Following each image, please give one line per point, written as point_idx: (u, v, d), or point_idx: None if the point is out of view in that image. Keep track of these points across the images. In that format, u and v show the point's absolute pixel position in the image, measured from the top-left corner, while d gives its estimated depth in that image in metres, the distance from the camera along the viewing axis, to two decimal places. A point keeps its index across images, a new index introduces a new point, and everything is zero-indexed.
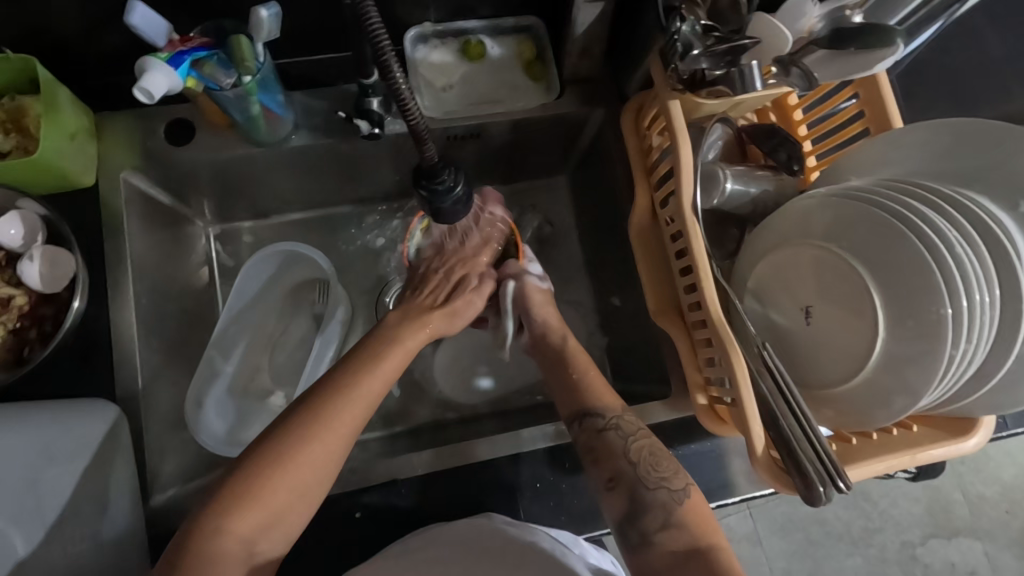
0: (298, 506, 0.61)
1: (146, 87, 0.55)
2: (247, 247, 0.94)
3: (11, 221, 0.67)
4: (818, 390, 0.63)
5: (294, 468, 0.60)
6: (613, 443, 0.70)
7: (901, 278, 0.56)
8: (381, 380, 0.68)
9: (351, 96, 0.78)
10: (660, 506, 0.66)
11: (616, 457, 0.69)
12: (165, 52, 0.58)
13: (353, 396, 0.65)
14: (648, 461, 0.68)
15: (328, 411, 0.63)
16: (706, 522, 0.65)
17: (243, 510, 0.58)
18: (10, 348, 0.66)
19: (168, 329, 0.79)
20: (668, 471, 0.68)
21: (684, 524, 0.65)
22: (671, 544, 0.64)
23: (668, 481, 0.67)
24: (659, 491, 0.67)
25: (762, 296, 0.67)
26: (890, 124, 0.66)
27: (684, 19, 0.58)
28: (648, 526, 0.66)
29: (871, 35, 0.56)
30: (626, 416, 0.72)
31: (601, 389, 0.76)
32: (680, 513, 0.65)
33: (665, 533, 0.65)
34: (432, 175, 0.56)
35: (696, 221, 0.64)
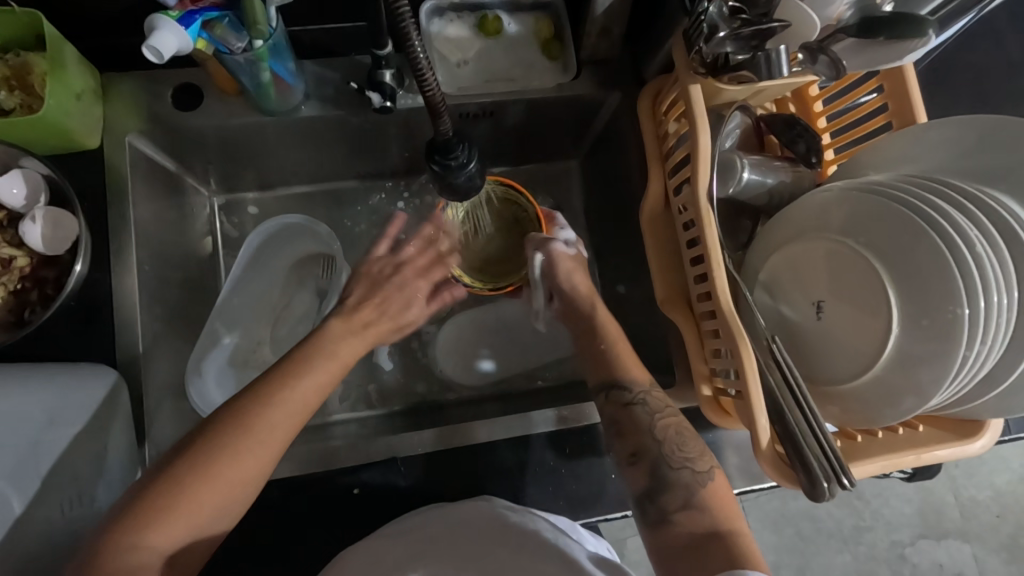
0: (220, 515, 0.57)
1: (156, 47, 0.53)
2: (252, 219, 0.93)
3: (13, 179, 0.66)
4: (825, 387, 0.62)
5: (217, 483, 0.56)
6: (637, 416, 0.70)
7: (917, 276, 0.55)
8: (315, 389, 0.64)
9: (364, 67, 0.77)
10: (681, 487, 0.65)
11: (641, 433, 0.69)
12: (175, 11, 0.55)
13: (284, 405, 0.61)
14: (674, 439, 0.68)
15: (261, 417, 0.59)
16: (730, 509, 0.64)
17: (162, 522, 0.54)
18: (11, 309, 0.65)
19: (170, 298, 0.78)
20: (693, 452, 0.67)
21: (704, 507, 0.63)
22: (690, 524, 0.63)
23: (692, 462, 0.67)
24: (682, 471, 0.66)
25: (774, 290, 0.66)
26: (914, 119, 0.65)
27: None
28: (666, 504, 0.65)
29: (904, 23, 0.55)
30: (653, 392, 0.72)
31: (630, 361, 0.75)
32: (701, 495, 0.64)
33: (684, 513, 0.64)
34: (446, 149, 0.54)
35: (710, 210, 0.63)
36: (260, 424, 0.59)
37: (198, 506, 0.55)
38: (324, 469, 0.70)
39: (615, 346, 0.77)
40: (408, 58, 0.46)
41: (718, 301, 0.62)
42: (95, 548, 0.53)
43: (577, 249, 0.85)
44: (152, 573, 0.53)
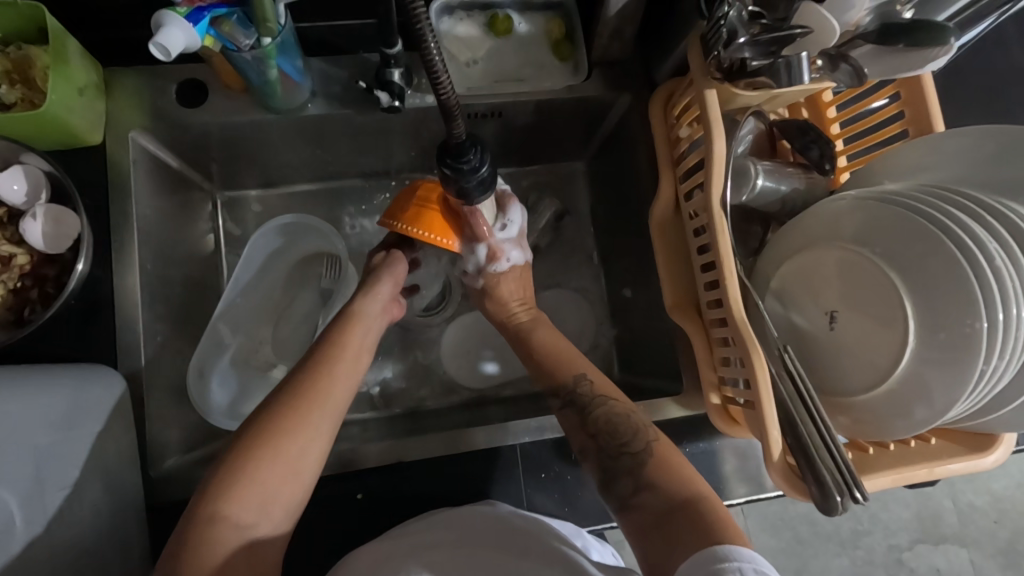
0: (293, 487, 0.57)
1: (162, 44, 0.52)
2: (255, 217, 0.92)
3: (14, 176, 0.64)
4: (836, 398, 0.61)
5: (286, 446, 0.57)
6: (568, 419, 0.69)
7: (933, 288, 0.54)
8: (354, 359, 0.67)
9: (372, 66, 0.75)
10: (627, 471, 0.63)
11: (578, 431, 0.69)
12: (183, 8, 0.54)
13: (337, 372, 0.64)
14: (606, 430, 0.67)
15: (319, 386, 0.62)
16: (685, 476, 0.61)
17: (238, 491, 0.54)
18: (11, 307, 0.64)
19: (172, 296, 0.77)
20: (627, 436, 0.66)
21: (655, 484, 0.61)
22: (648, 505, 0.60)
23: (628, 446, 0.65)
24: (621, 459, 0.64)
25: (785, 298, 0.65)
26: (931, 128, 0.64)
27: (733, 3, 0.55)
28: (622, 490, 0.63)
29: (923, 31, 0.54)
30: (580, 386, 0.71)
31: (563, 359, 0.75)
32: (649, 473, 0.62)
33: (642, 493, 0.61)
34: (459, 153, 0.52)
35: (723, 216, 0.62)
36: (316, 392, 0.62)
37: (271, 474, 0.56)
38: (329, 473, 0.69)
39: (541, 346, 0.78)
40: (422, 56, 0.44)
41: (728, 307, 0.61)
42: (183, 534, 0.52)
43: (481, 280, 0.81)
44: (236, 548, 0.52)
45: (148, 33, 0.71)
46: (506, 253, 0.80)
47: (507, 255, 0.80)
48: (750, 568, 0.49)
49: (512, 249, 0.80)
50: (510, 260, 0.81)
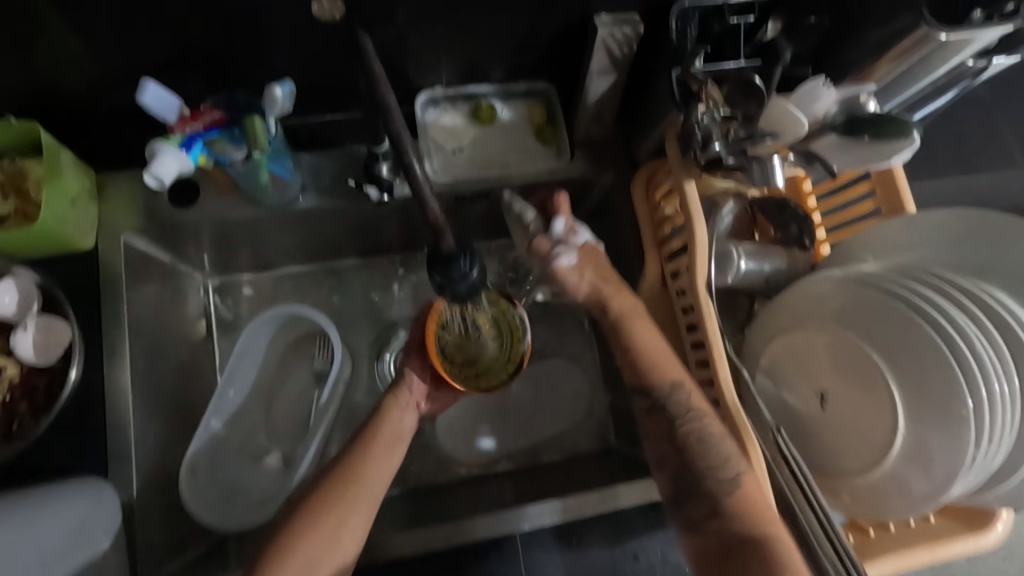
0: (327, 565, 0.63)
1: (156, 173, 0.56)
2: (251, 300, 0.93)
3: (6, 289, 0.63)
4: (832, 477, 0.61)
5: (321, 523, 0.63)
6: (656, 424, 0.67)
7: (919, 369, 0.56)
8: (398, 441, 0.71)
9: (357, 161, 0.78)
10: (706, 493, 0.62)
11: (663, 439, 0.66)
12: (176, 134, 0.57)
13: (374, 451, 0.69)
14: (694, 448, 0.63)
15: (358, 466, 0.67)
16: (765, 513, 0.59)
17: (277, 565, 0.61)
18: (0, 420, 0.63)
19: (164, 390, 0.77)
20: (716, 460, 0.61)
21: (732, 515, 0.60)
22: (720, 533, 0.60)
23: (718, 469, 0.61)
24: (706, 478, 0.62)
25: (775, 374, 0.66)
26: (902, 209, 0.66)
27: (706, 108, 0.59)
28: (696, 513, 0.63)
29: (883, 126, 0.58)
30: (674, 397, 0.65)
31: (659, 357, 0.68)
32: (728, 505, 0.60)
33: (712, 521, 0.61)
34: (449, 261, 0.53)
35: (709, 300, 0.65)
36: (356, 475, 0.67)
37: (301, 552, 0.62)
38: None
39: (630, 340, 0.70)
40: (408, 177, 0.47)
41: (720, 385, 0.63)
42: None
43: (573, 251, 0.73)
44: None
45: (141, 134, 0.73)
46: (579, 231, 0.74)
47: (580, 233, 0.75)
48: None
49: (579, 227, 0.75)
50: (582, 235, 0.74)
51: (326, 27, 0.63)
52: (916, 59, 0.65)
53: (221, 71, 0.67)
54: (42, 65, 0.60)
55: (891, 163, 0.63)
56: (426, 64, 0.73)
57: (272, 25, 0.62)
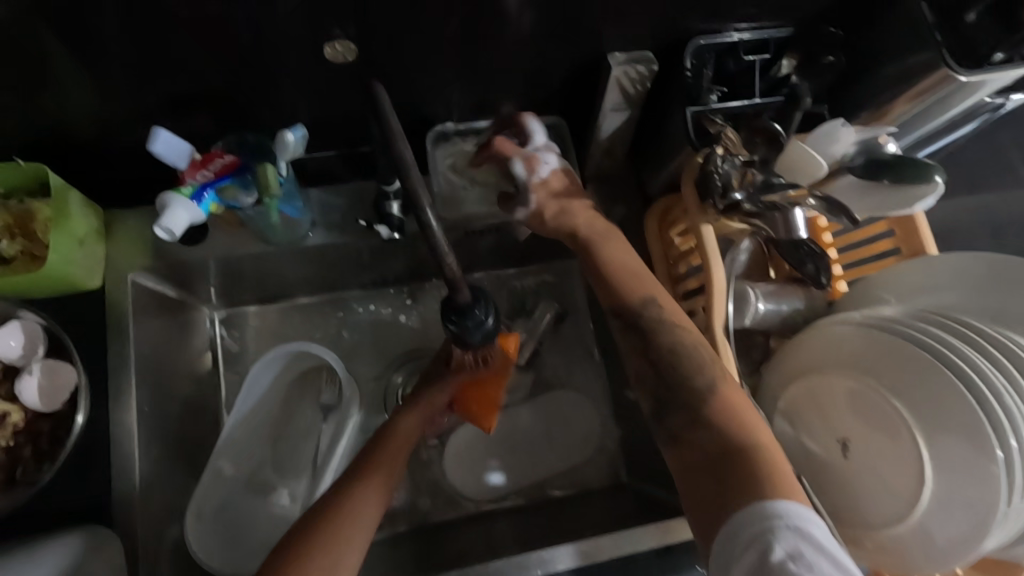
0: None
1: (167, 226, 0.55)
2: (256, 333, 0.91)
3: (11, 332, 0.63)
4: (856, 529, 0.60)
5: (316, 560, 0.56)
6: (630, 341, 0.64)
7: (944, 419, 0.54)
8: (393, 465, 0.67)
9: (368, 195, 0.77)
10: (686, 406, 0.59)
11: (639, 358, 0.64)
12: (188, 186, 0.56)
13: (370, 478, 0.64)
14: (668, 359, 0.62)
15: (352, 496, 0.62)
16: (742, 419, 0.57)
17: None
18: (4, 467, 0.62)
19: (170, 428, 0.75)
20: (691, 368, 0.61)
21: (713, 424, 0.57)
22: (700, 442, 0.57)
23: (692, 377, 0.60)
24: (683, 390, 0.60)
25: (794, 419, 0.65)
26: (923, 250, 0.66)
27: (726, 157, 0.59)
28: (676, 425, 0.59)
29: (906, 169, 0.57)
30: (651, 310, 0.65)
31: (633, 279, 0.67)
32: (708, 412, 0.58)
33: (692, 432, 0.58)
34: (462, 311, 0.51)
35: (726, 344, 0.64)
36: (346, 502, 0.61)
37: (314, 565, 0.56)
38: None
39: (601, 260, 0.69)
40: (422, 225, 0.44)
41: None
42: None
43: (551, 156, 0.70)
44: None
45: (150, 170, 0.72)
46: (544, 162, 0.70)
47: (546, 160, 0.70)
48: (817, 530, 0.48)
49: (546, 152, 0.70)
50: (549, 164, 0.70)
51: (339, 68, 0.63)
52: (936, 98, 0.64)
53: (233, 110, 0.67)
54: (51, 107, 0.61)
55: (913, 211, 0.61)
56: (438, 100, 0.72)
57: (285, 66, 0.62)
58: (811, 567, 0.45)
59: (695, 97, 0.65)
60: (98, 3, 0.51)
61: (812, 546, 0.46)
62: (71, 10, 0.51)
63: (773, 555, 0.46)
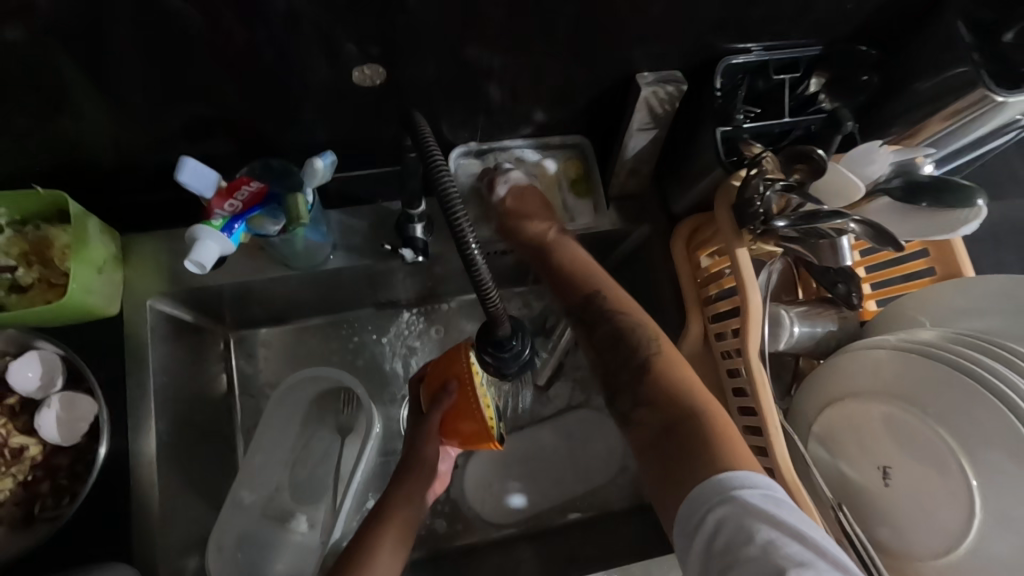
0: None
1: (199, 260, 0.55)
2: (267, 355, 0.88)
3: (29, 362, 0.61)
4: (900, 558, 0.58)
5: None
6: (579, 333, 0.70)
7: (990, 450, 0.53)
8: (414, 496, 0.67)
9: (391, 217, 0.76)
10: (631, 386, 0.63)
11: (588, 345, 0.69)
12: (218, 218, 0.56)
13: (391, 515, 0.65)
14: (612, 345, 0.66)
15: (373, 536, 0.64)
16: (679, 386, 0.61)
17: None
18: (22, 502, 0.60)
19: (188, 457, 0.74)
20: (629, 350, 0.65)
21: (657, 401, 0.61)
22: (647, 419, 0.61)
23: (631, 359, 0.64)
24: (628, 373, 0.64)
25: (830, 445, 0.64)
26: (959, 271, 0.65)
27: (766, 183, 0.58)
28: (624, 406, 0.64)
29: (948, 193, 0.57)
30: (596, 296, 0.69)
31: (579, 267, 0.72)
32: (649, 388, 0.62)
33: (641, 410, 0.62)
34: (501, 344, 0.51)
35: (761, 367, 0.62)
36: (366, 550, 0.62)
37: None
38: None
39: (557, 259, 0.72)
40: (462, 254, 0.44)
41: (769, 437, 0.61)
42: None
43: (512, 171, 0.74)
44: None
45: (167, 193, 0.71)
46: (501, 181, 0.73)
47: (505, 178, 0.73)
48: (756, 496, 0.50)
49: (505, 170, 0.74)
50: (508, 180, 0.73)
51: (368, 91, 0.62)
52: (968, 118, 0.64)
53: (254, 135, 0.66)
54: (69, 132, 0.60)
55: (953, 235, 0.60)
56: (461, 121, 0.71)
57: (314, 91, 0.61)
58: (753, 536, 0.48)
59: (726, 116, 0.64)
60: (124, 33, 0.50)
61: (752, 517, 0.48)
62: (97, 36, 0.50)
63: (718, 538, 0.49)
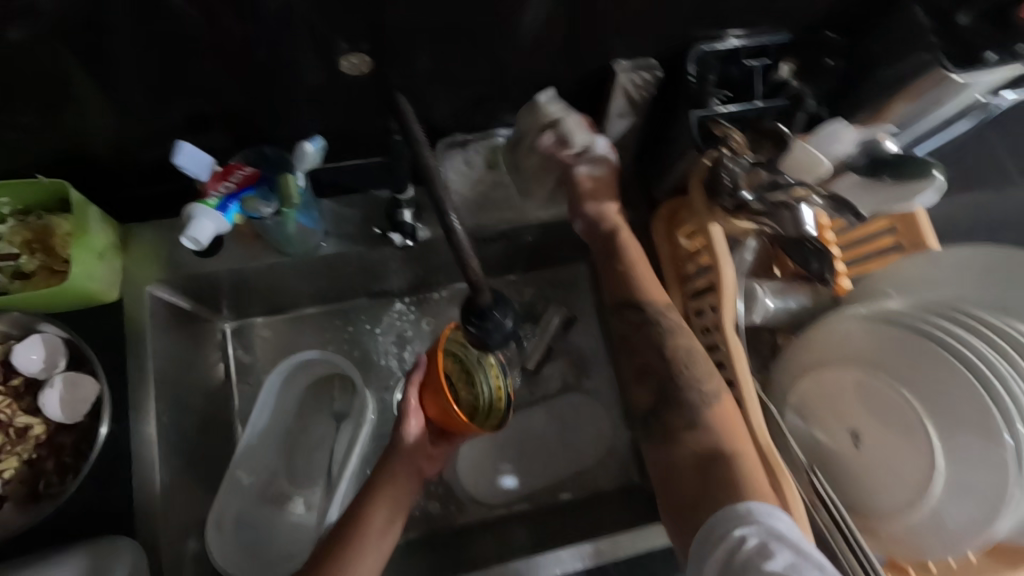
0: None
1: (194, 237, 0.57)
2: (263, 344, 0.91)
3: (32, 345, 0.64)
4: (872, 518, 0.61)
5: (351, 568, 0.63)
6: (625, 325, 0.71)
7: (955, 410, 0.56)
8: (406, 469, 0.71)
9: (381, 204, 0.79)
10: (685, 405, 0.65)
11: (643, 350, 0.70)
12: (213, 197, 0.59)
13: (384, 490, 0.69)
14: (681, 360, 0.67)
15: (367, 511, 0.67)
16: (738, 431, 0.62)
17: None
18: (26, 481, 0.62)
19: (187, 441, 0.76)
20: (701, 373, 0.66)
21: (709, 431, 0.62)
22: (695, 443, 0.63)
23: (701, 383, 0.65)
24: (689, 391, 0.65)
25: (805, 413, 0.66)
26: (923, 242, 0.68)
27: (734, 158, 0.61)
28: (671, 421, 0.65)
29: (907, 167, 0.60)
30: (668, 313, 0.70)
31: (650, 282, 0.73)
32: (705, 419, 0.63)
33: (687, 432, 0.64)
34: (482, 314, 0.53)
35: (736, 337, 0.66)
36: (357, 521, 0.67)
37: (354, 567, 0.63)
38: None
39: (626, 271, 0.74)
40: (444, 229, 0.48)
41: (744, 406, 0.64)
42: None
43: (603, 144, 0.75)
44: None
45: (165, 186, 0.74)
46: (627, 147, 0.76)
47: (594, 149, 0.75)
48: (781, 525, 0.53)
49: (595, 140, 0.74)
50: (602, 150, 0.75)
51: (355, 80, 0.64)
52: (930, 98, 0.67)
53: (247, 126, 0.68)
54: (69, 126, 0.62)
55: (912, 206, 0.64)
56: (448, 111, 0.74)
57: (305, 84, 0.63)
58: (773, 556, 0.51)
59: (700, 100, 0.66)
60: (122, 29, 0.52)
61: (776, 541, 0.52)
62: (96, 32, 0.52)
63: (739, 553, 0.52)
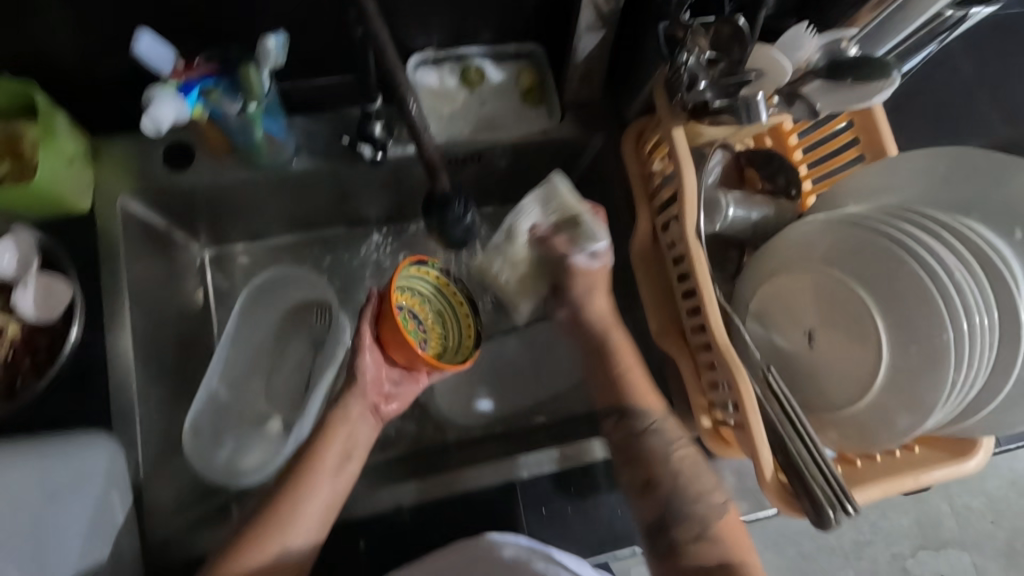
0: (316, 504, 0.66)
1: (155, 118, 0.60)
2: (242, 271, 0.92)
3: (6, 247, 0.66)
4: (823, 413, 0.64)
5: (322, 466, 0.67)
6: (622, 432, 0.73)
7: (904, 308, 0.58)
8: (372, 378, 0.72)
9: (352, 121, 0.79)
10: (697, 518, 0.67)
11: (643, 464, 0.71)
12: (173, 81, 0.62)
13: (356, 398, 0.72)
14: (691, 471, 0.70)
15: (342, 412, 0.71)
16: (739, 544, 0.66)
17: (288, 526, 0.64)
18: (4, 378, 0.65)
19: (164, 354, 0.78)
20: (707, 486, 0.70)
21: (717, 544, 0.66)
22: (702, 555, 0.65)
23: (707, 496, 0.69)
24: (697, 505, 0.68)
25: (765, 319, 0.68)
26: (884, 150, 0.70)
27: (690, 51, 0.60)
28: (680, 536, 0.67)
29: (867, 67, 0.60)
30: (669, 422, 0.73)
31: (647, 389, 0.75)
32: (715, 528, 0.67)
33: (697, 543, 0.66)
34: None
35: (697, 244, 0.66)
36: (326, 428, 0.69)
37: (326, 476, 0.67)
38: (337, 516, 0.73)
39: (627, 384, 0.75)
40: None
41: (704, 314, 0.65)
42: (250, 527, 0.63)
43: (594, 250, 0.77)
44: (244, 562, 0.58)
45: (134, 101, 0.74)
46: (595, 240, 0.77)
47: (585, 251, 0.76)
48: None
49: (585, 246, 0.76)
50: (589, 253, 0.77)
51: None
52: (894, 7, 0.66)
53: (213, 35, 0.68)
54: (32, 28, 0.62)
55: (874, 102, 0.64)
56: (417, 26, 0.73)
57: None
58: None
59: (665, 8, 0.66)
60: None
61: None
62: None
63: None
